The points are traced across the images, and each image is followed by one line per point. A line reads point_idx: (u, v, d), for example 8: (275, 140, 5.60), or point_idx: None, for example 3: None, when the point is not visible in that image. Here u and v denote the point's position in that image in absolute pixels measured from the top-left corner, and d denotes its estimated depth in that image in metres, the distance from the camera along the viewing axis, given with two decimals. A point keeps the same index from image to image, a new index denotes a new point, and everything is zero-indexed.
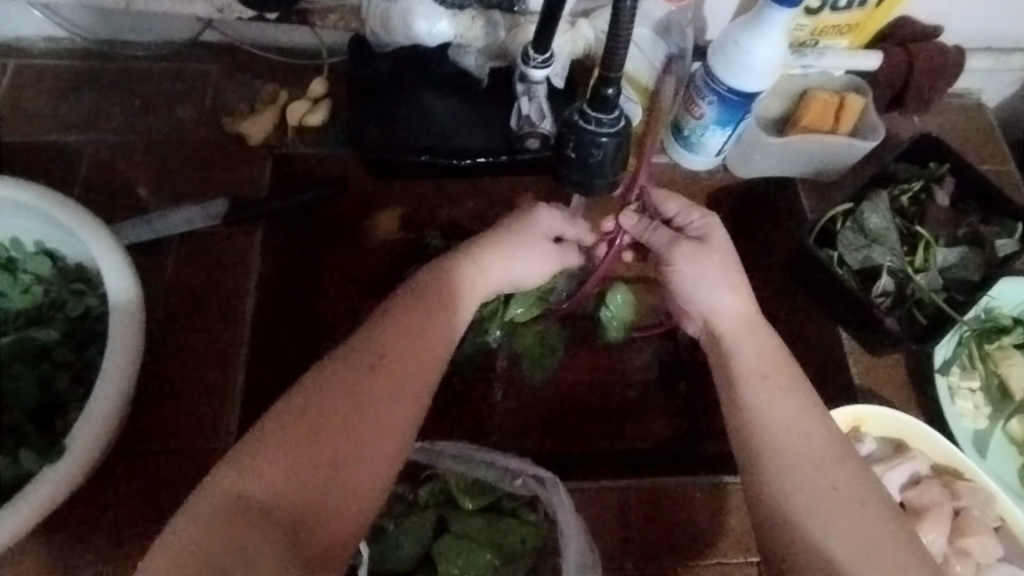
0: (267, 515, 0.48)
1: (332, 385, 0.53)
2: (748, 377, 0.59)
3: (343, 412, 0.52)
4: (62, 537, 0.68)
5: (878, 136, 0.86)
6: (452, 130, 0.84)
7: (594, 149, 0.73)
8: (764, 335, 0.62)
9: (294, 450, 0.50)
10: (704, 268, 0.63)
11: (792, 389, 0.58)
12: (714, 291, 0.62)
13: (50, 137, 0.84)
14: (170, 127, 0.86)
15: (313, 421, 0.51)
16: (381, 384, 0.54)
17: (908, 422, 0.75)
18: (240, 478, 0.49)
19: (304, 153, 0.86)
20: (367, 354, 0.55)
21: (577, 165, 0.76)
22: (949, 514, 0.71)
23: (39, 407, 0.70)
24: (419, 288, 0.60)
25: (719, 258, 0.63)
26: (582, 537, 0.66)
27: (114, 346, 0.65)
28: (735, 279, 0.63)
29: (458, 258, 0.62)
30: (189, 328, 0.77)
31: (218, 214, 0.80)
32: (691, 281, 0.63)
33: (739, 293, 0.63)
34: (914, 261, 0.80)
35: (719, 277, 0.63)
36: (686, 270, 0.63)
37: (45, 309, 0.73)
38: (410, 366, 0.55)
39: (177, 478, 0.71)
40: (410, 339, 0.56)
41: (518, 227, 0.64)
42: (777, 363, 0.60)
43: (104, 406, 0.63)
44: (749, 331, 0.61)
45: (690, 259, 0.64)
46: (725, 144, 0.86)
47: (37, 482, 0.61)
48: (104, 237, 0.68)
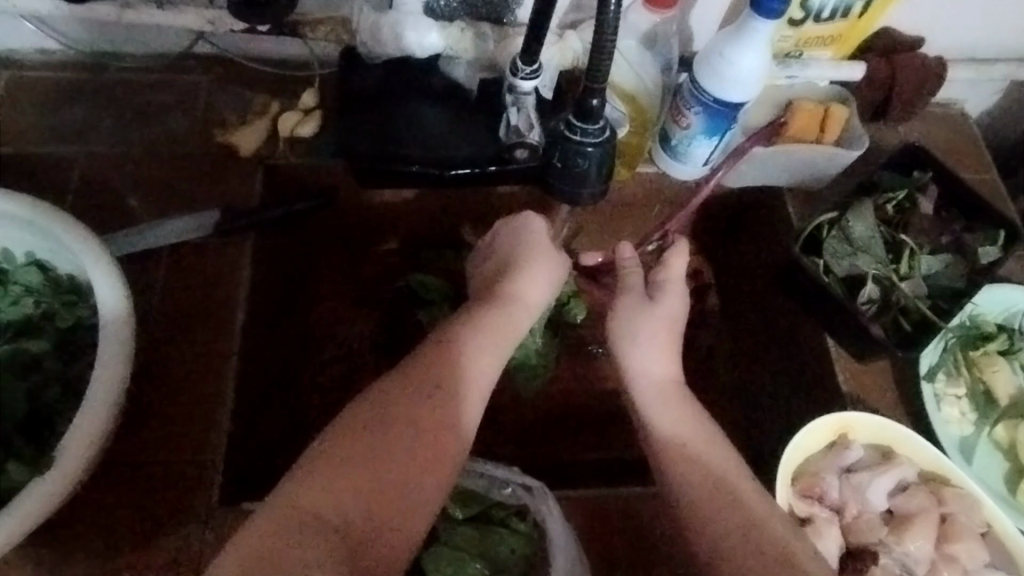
0: (324, 522, 0.53)
1: (398, 402, 0.60)
2: (668, 436, 0.65)
3: (410, 423, 0.59)
4: (50, 553, 0.67)
5: (863, 144, 0.87)
6: (440, 141, 0.84)
7: (580, 158, 0.75)
8: (680, 403, 0.67)
9: (348, 474, 0.56)
10: (636, 324, 0.71)
11: (708, 444, 0.64)
12: (637, 347, 0.70)
13: (39, 149, 0.85)
14: (161, 139, 0.86)
15: (368, 434, 0.58)
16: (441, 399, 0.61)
17: (894, 430, 0.74)
18: (303, 489, 0.54)
19: (294, 165, 0.86)
20: (427, 380, 0.62)
21: (564, 173, 0.77)
22: (934, 520, 0.71)
23: (28, 419, 0.69)
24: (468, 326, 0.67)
25: (649, 316, 0.71)
26: (571, 547, 0.67)
27: (102, 360, 0.65)
28: (658, 341, 0.70)
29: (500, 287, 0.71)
30: (178, 341, 0.77)
31: (208, 225, 0.80)
32: (621, 333, 0.71)
33: (658, 351, 0.70)
34: (899, 268, 0.81)
35: (647, 337, 0.70)
36: (623, 321, 0.72)
37: (36, 320, 0.73)
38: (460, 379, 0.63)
39: (166, 492, 0.71)
40: (468, 348, 0.65)
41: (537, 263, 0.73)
42: (698, 422, 0.66)
43: (91, 422, 0.63)
44: (666, 394, 0.68)
45: (630, 313, 0.72)
46: (713, 154, 0.87)
47: (19, 500, 0.61)
48: (96, 252, 0.68)
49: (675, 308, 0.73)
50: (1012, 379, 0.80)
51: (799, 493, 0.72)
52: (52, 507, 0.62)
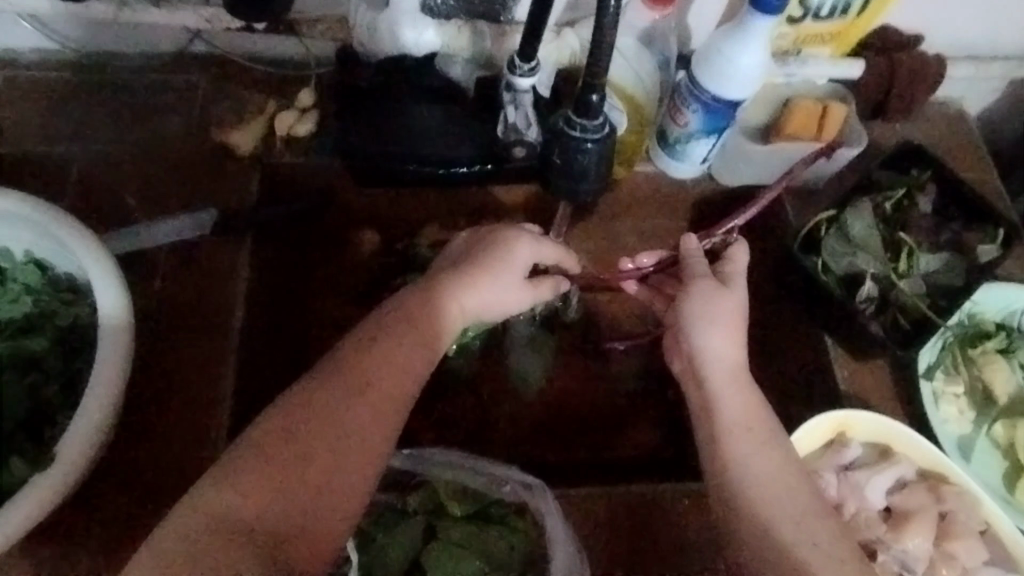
0: (252, 532, 0.51)
1: (323, 390, 0.56)
2: (735, 431, 0.60)
3: (345, 417, 0.56)
4: (49, 552, 0.67)
5: (862, 142, 0.88)
6: (440, 139, 0.84)
7: (579, 155, 0.73)
8: (750, 389, 0.63)
9: (282, 470, 0.53)
10: (712, 310, 0.64)
11: (771, 444, 0.60)
12: (710, 333, 0.64)
13: (36, 148, 0.84)
14: (159, 138, 0.86)
15: (285, 439, 0.54)
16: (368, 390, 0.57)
17: (894, 429, 0.74)
18: (224, 497, 0.51)
19: (292, 164, 0.87)
20: (364, 376, 0.57)
21: (562, 170, 0.75)
22: (933, 517, 0.71)
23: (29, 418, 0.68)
24: (399, 315, 0.61)
25: (724, 302, 0.65)
26: (570, 545, 0.67)
27: (101, 361, 0.64)
28: (733, 328, 0.64)
29: (442, 286, 0.62)
30: (177, 340, 0.77)
31: (206, 223, 0.81)
32: (694, 318, 0.64)
33: (730, 341, 0.64)
34: (898, 265, 0.81)
35: (722, 323, 0.64)
36: (696, 304, 0.65)
37: (36, 319, 0.72)
38: (393, 364, 0.58)
39: (166, 490, 0.71)
40: (411, 343, 0.60)
41: (495, 253, 0.64)
42: (761, 417, 0.61)
43: (91, 422, 0.63)
44: (737, 383, 0.63)
45: (704, 297, 0.65)
46: (710, 152, 0.87)
47: (18, 499, 0.60)
48: (98, 252, 0.68)
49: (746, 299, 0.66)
50: (1011, 377, 0.81)
51: None
52: (49, 508, 0.62)
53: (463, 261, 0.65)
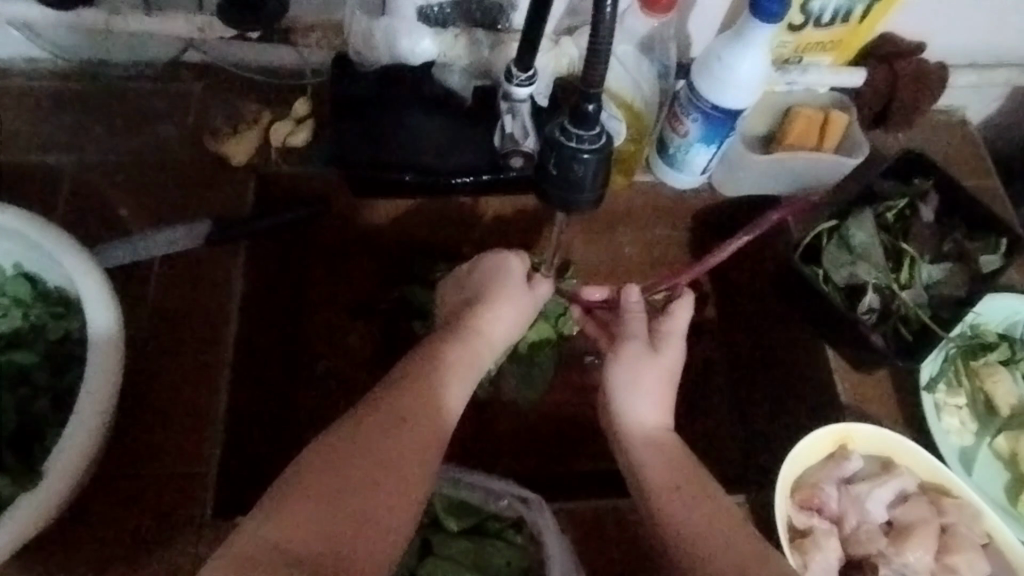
0: (304, 558, 0.51)
1: (361, 428, 0.59)
2: (661, 489, 0.63)
3: (388, 449, 0.58)
4: (41, 566, 0.67)
5: (862, 152, 0.88)
6: (441, 151, 0.84)
7: (575, 164, 0.71)
8: (674, 450, 0.67)
9: (328, 497, 0.54)
10: (640, 373, 0.70)
11: (703, 496, 0.62)
12: (637, 397, 0.69)
13: (29, 159, 0.84)
14: (153, 147, 0.85)
15: (329, 473, 0.55)
16: (410, 428, 0.59)
17: (894, 440, 0.73)
18: (274, 528, 0.52)
19: (287, 174, 0.86)
20: (393, 415, 0.60)
21: (556, 182, 0.73)
22: (935, 531, 0.70)
23: (18, 432, 0.68)
24: (415, 367, 0.64)
25: (652, 368, 0.70)
26: (567, 560, 0.66)
27: (91, 376, 0.63)
28: (661, 391, 0.70)
29: (450, 333, 0.68)
30: (168, 351, 0.76)
31: (201, 234, 0.79)
32: (620, 380, 0.69)
33: (659, 404, 0.69)
34: (899, 276, 0.81)
35: (649, 386, 0.69)
36: (622, 368, 0.70)
37: (25, 333, 0.71)
38: (417, 401, 0.61)
39: (157, 504, 0.70)
40: (427, 386, 0.63)
41: (498, 294, 0.71)
42: (688, 471, 0.64)
43: (80, 439, 0.62)
44: (662, 444, 0.67)
45: (631, 363, 0.70)
46: (711, 162, 0.87)
47: (7, 517, 0.60)
48: (91, 264, 0.67)
49: (675, 361, 0.72)
50: (1014, 388, 0.79)
51: (797, 504, 0.70)
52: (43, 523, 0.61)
53: (473, 303, 0.71)
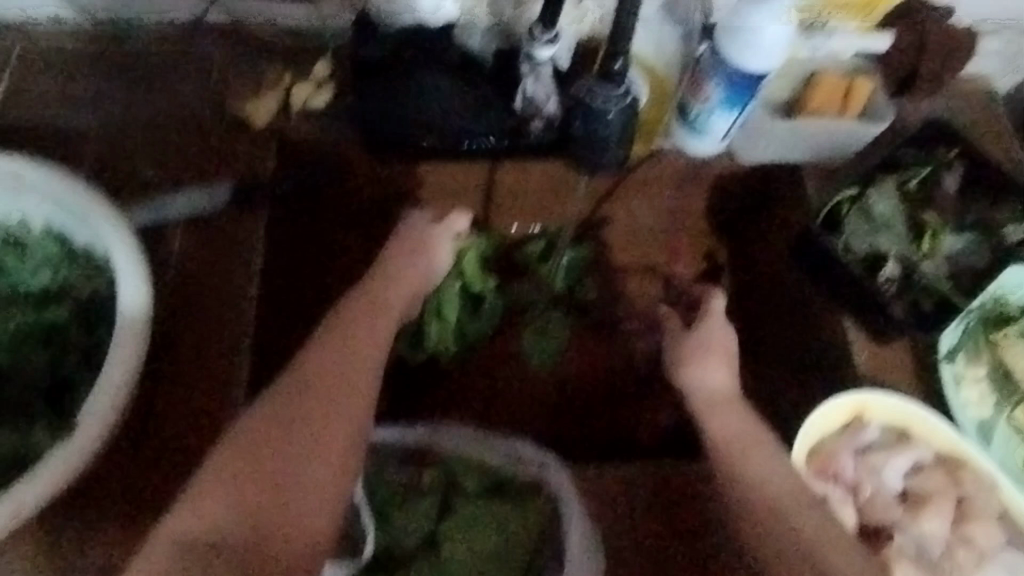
0: (219, 546, 0.54)
1: (263, 420, 0.61)
2: (739, 448, 0.66)
3: (287, 436, 0.60)
4: (72, 519, 0.68)
5: (885, 118, 0.87)
6: (457, 113, 0.82)
7: (599, 124, 0.71)
8: (731, 412, 0.70)
9: (257, 483, 0.58)
10: (708, 349, 0.74)
11: (764, 448, 0.67)
12: (706, 369, 0.73)
13: (51, 121, 0.84)
14: (173, 110, 0.86)
15: (257, 465, 0.59)
16: (309, 401, 0.63)
17: (911, 411, 0.72)
18: (192, 521, 0.56)
19: (302, 134, 0.85)
20: (333, 392, 0.64)
21: (582, 140, 0.73)
22: (950, 501, 0.71)
23: (53, 387, 0.70)
24: (377, 304, 0.72)
25: (722, 343, 0.74)
26: (584, 522, 0.67)
27: (123, 333, 0.64)
28: (721, 362, 0.73)
29: (373, 277, 0.75)
30: (195, 315, 0.77)
31: (222, 198, 0.82)
32: (694, 355, 0.74)
33: (725, 372, 0.73)
34: (920, 247, 0.81)
35: (706, 356, 0.73)
36: (693, 345, 0.75)
37: (56, 291, 0.72)
38: (353, 364, 0.66)
39: (182, 461, 0.71)
40: (362, 335, 0.68)
41: (403, 237, 0.78)
42: (749, 430, 0.68)
43: (111, 394, 0.63)
44: (717, 404, 0.71)
45: (699, 342, 0.75)
46: (731, 128, 0.85)
47: (40, 469, 0.61)
48: (124, 237, 0.67)
49: (727, 333, 0.76)
50: None
51: (812, 472, 0.71)
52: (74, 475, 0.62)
53: (390, 250, 0.77)
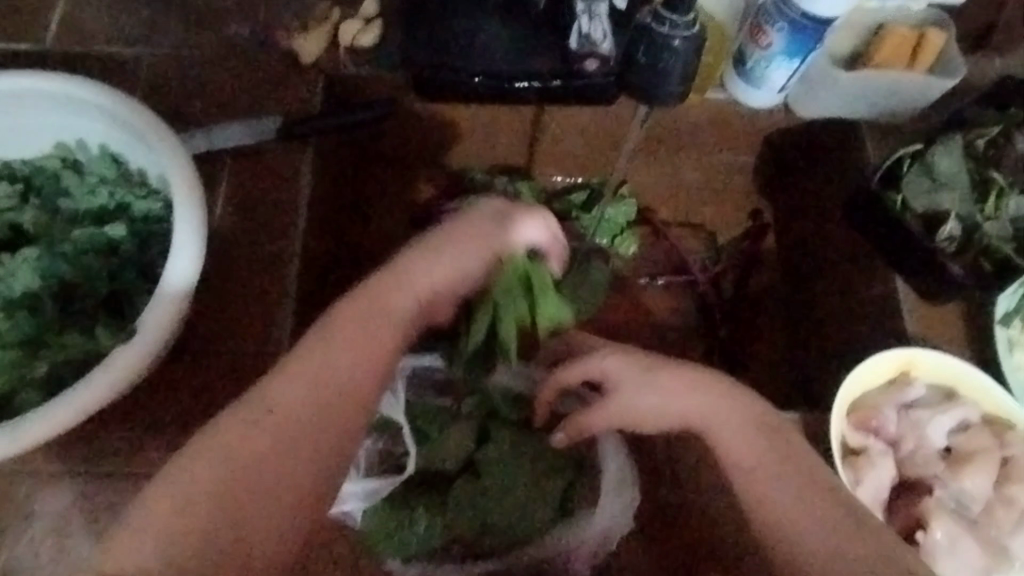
0: None
1: (228, 431, 0.51)
2: (758, 480, 0.55)
3: (252, 446, 0.50)
4: (126, 429, 0.68)
5: (959, 73, 0.84)
6: (508, 55, 0.83)
7: (665, 52, 0.70)
8: (759, 455, 0.56)
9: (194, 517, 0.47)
10: (648, 393, 0.59)
11: (804, 491, 0.54)
12: (662, 407, 0.59)
13: (105, 49, 0.86)
14: (224, 43, 0.87)
15: (200, 490, 0.48)
16: (288, 409, 0.52)
17: (960, 369, 0.71)
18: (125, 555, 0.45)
19: (353, 74, 0.87)
20: (326, 392, 0.53)
21: (645, 71, 0.71)
22: (995, 460, 0.69)
23: (110, 297, 0.71)
24: (382, 301, 0.58)
25: (665, 380, 0.59)
26: (620, 455, 0.69)
27: (182, 241, 0.65)
28: (678, 392, 0.59)
29: (402, 261, 0.60)
30: (245, 237, 0.77)
31: (270, 131, 0.81)
32: (643, 407, 0.60)
33: (693, 402, 0.58)
34: (984, 207, 0.78)
35: (662, 392, 0.59)
36: (641, 400, 0.60)
37: (112, 211, 0.74)
38: (345, 363, 0.55)
39: (230, 377, 0.71)
40: (349, 331, 0.56)
41: (457, 220, 0.62)
42: (778, 460, 0.56)
43: (169, 300, 0.64)
44: (743, 454, 0.57)
45: (636, 389, 0.60)
46: (789, 80, 0.84)
47: (99, 371, 0.62)
48: (192, 213, 0.66)
49: (658, 363, 0.60)
50: None
51: (853, 425, 0.70)
52: (131, 378, 0.63)
53: (420, 239, 0.61)
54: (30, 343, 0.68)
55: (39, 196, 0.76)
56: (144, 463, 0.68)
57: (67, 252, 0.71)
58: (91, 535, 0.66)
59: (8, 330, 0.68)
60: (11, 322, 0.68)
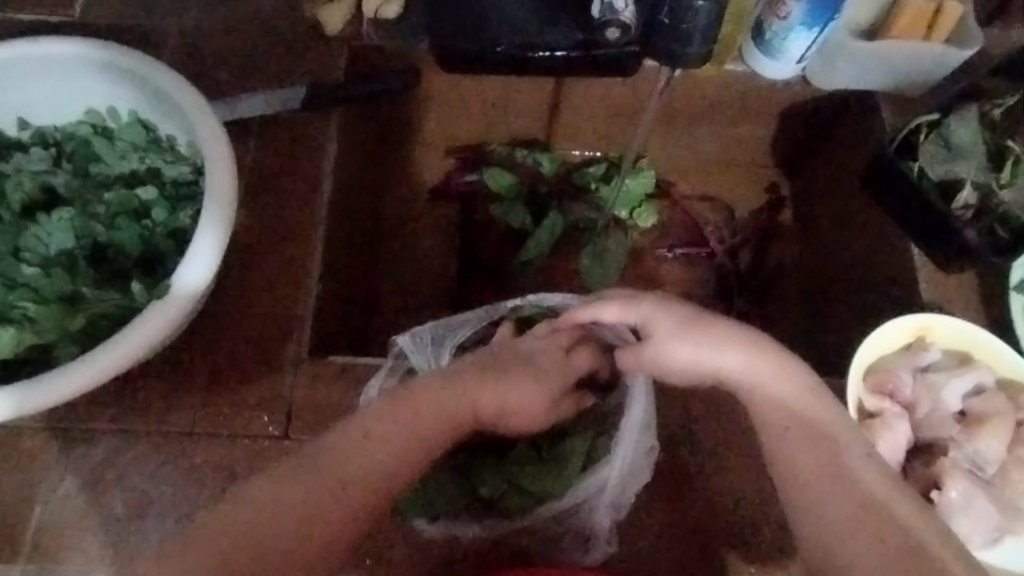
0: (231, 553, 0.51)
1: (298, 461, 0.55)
2: (776, 426, 0.58)
3: (311, 482, 0.54)
4: (156, 386, 0.70)
5: (974, 44, 0.84)
6: (526, 24, 0.84)
7: (689, 13, 0.69)
8: (806, 428, 0.57)
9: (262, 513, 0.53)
10: (683, 341, 0.59)
11: (830, 479, 0.56)
12: (705, 354, 0.59)
13: (135, 20, 0.87)
14: (251, 14, 0.88)
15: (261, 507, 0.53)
16: (362, 457, 0.55)
17: (973, 334, 0.72)
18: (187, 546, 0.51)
19: (377, 45, 0.89)
20: (411, 454, 0.57)
21: (669, 33, 0.72)
22: (1011, 423, 0.70)
23: (142, 258, 0.73)
24: (443, 398, 0.58)
25: (703, 334, 0.59)
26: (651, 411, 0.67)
27: (211, 211, 0.66)
28: (724, 342, 0.59)
29: (462, 379, 0.59)
30: (271, 206, 0.79)
31: (296, 99, 0.82)
32: (677, 353, 0.59)
33: (741, 353, 0.59)
34: (999, 176, 0.78)
35: (700, 342, 0.59)
36: (679, 353, 0.59)
37: (143, 175, 0.75)
38: (412, 422, 0.57)
39: (255, 340, 0.73)
40: (426, 410, 0.58)
41: (524, 366, 0.61)
42: (811, 414, 0.58)
43: (198, 264, 0.65)
44: (793, 424, 0.58)
45: (676, 346, 0.59)
46: (808, 51, 0.85)
47: (130, 330, 0.63)
48: (219, 185, 0.67)
49: (671, 313, 0.60)
50: None
51: (869, 389, 0.71)
52: (158, 338, 0.64)
53: (494, 370, 0.60)
54: (67, 299, 0.69)
55: (71, 162, 0.77)
56: (172, 421, 0.69)
57: (100, 213, 0.73)
58: (122, 490, 0.67)
59: (45, 287, 0.69)
60: (47, 279, 0.69)
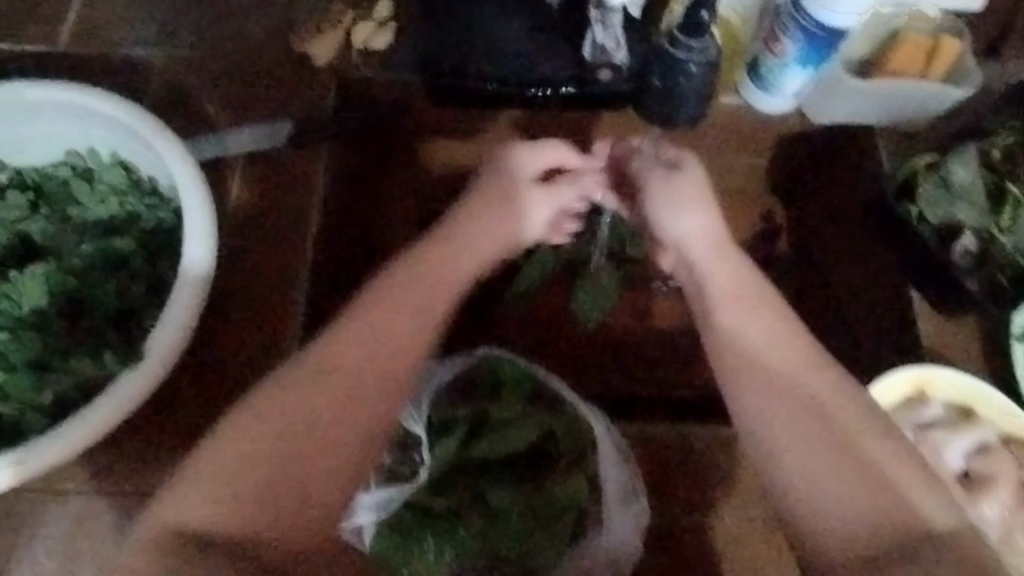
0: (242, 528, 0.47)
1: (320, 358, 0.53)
2: (723, 299, 0.59)
3: (338, 384, 0.52)
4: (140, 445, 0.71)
5: (973, 83, 0.83)
6: (522, 56, 0.81)
7: (680, 76, 0.79)
8: (761, 301, 0.58)
9: (264, 463, 0.49)
10: (678, 188, 0.65)
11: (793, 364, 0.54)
12: (680, 212, 0.65)
13: (119, 49, 0.85)
14: (239, 43, 0.86)
15: (275, 436, 0.50)
16: (406, 318, 0.56)
17: (974, 388, 0.71)
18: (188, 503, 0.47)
19: (367, 76, 0.85)
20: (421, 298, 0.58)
21: (661, 94, 0.81)
22: (1013, 483, 0.68)
23: (119, 313, 0.70)
24: (447, 240, 0.62)
25: (698, 183, 0.66)
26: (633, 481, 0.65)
27: (193, 254, 0.65)
28: (708, 204, 0.65)
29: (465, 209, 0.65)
30: (256, 252, 0.78)
31: (283, 133, 0.82)
32: (662, 205, 0.66)
33: (709, 215, 0.64)
34: (1000, 220, 0.76)
35: (683, 200, 0.65)
36: (658, 195, 0.66)
37: (121, 220, 0.73)
38: (421, 285, 0.58)
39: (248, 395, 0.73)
40: (439, 271, 0.60)
41: (509, 189, 0.66)
42: (752, 281, 0.60)
43: (184, 309, 0.64)
44: (746, 293, 0.59)
45: (662, 184, 0.66)
46: (804, 86, 0.83)
47: (114, 390, 0.61)
48: (200, 208, 0.66)
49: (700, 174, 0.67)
50: None
51: None
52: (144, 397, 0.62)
53: (487, 200, 0.65)
54: (37, 365, 0.67)
55: (49, 206, 0.75)
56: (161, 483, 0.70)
57: (77, 266, 0.71)
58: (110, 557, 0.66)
59: (12, 353, 0.67)
60: (19, 342, 0.67)
